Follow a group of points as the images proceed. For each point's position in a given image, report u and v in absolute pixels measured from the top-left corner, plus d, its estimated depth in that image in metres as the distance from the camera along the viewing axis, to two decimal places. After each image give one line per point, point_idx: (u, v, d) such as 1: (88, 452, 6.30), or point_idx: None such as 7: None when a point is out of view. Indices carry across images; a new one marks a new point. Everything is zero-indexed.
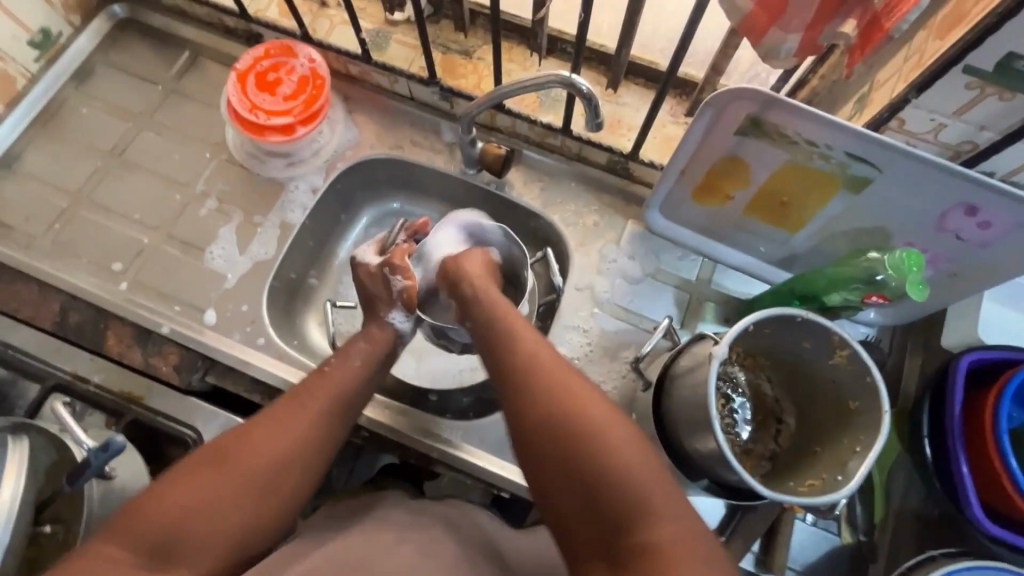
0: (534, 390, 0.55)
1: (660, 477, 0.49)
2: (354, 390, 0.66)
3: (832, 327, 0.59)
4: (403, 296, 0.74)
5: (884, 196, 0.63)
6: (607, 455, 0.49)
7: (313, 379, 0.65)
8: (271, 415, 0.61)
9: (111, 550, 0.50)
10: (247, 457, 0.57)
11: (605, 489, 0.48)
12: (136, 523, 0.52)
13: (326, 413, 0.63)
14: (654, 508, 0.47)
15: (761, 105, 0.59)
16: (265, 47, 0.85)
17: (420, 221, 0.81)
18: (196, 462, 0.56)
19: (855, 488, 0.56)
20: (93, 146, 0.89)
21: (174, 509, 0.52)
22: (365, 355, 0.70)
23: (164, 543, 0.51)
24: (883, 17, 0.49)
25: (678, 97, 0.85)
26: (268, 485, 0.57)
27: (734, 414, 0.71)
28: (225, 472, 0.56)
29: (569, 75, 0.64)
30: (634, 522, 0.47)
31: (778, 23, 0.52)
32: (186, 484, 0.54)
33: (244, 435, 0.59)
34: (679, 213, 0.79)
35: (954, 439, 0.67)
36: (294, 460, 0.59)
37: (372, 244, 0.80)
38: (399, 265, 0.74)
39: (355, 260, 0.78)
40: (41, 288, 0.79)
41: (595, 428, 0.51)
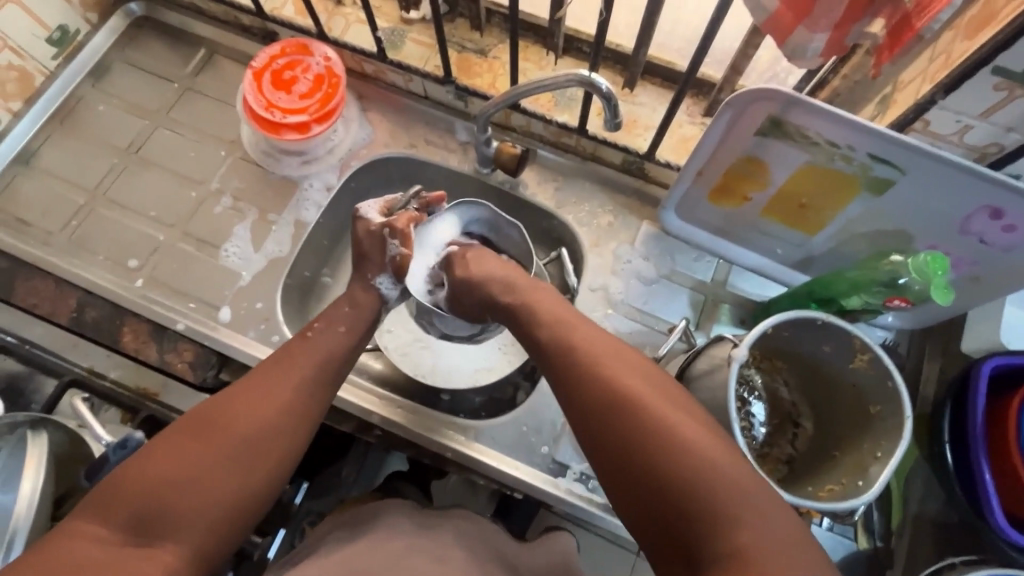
0: (588, 384, 0.53)
1: (740, 468, 0.47)
2: (337, 358, 0.66)
3: (854, 331, 0.58)
4: (394, 264, 0.73)
5: (905, 198, 0.62)
6: (672, 441, 0.47)
7: (297, 348, 0.64)
8: (252, 383, 0.59)
9: (91, 528, 0.48)
10: (230, 427, 0.55)
11: (673, 481, 0.46)
12: (115, 498, 0.50)
13: (312, 380, 0.62)
14: (736, 500, 0.45)
15: (783, 106, 0.59)
16: (281, 45, 0.86)
17: (436, 195, 0.77)
18: (174, 432, 0.54)
19: (877, 494, 0.55)
20: (110, 142, 0.90)
21: (155, 483, 0.51)
22: (350, 322, 0.70)
23: (144, 517, 0.50)
24: (914, 17, 0.49)
25: (696, 98, 0.84)
26: (251, 454, 0.55)
27: (751, 417, 0.70)
28: (206, 442, 0.54)
29: (589, 74, 0.64)
30: (716, 520, 0.44)
31: (805, 23, 0.51)
32: (165, 455, 0.52)
33: (225, 404, 0.57)
34: (695, 213, 0.78)
35: (976, 445, 0.66)
36: (277, 428, 0.57)
37: (379, 202, 0.78)
38: (400, 230, 0.73)
39: (359, 213, 0.76)
40: (58, 284, 0.80)
41: (657, 416, 0.49)
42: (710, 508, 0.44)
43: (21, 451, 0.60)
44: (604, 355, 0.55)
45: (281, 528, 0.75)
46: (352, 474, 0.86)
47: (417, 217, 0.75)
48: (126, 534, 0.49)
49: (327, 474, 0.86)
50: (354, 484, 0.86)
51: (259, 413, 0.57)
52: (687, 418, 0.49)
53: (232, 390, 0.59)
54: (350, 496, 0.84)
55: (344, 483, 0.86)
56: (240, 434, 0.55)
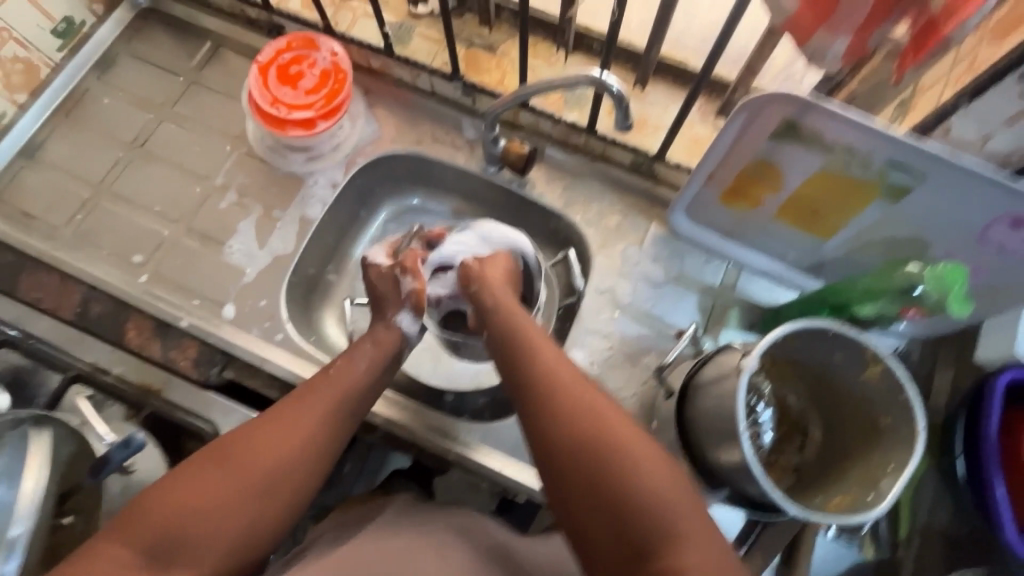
0: (558, 419, 0.54)
1: (694, 509, 0.48)
2: (361, 390, 0.64)
3: (866, 341, 0.57)
4: (411, 298, 0.73)
5: (923, 205, 0.61)
6: (631, 479, 0.49)
7: (320, 379, 0.64)
8: (275, 414, 0.59)
9: (112, 549, 0.49)
10: (249, 459, 0.55)
11: (634, 519, 0.47)
12: (140, 522, 0.51)
13: (332, 412, 0.61)
14: (687, 540, 0.46)
15: (799, 109, 0.57)
16: (287, 39, 0.84)
17: (436, 231, 0.79)
18: (195, 459, 0.55)
19: (887, 509, 0.54)
20: (115, 136, 0.89)
21: (174, 511, 0.51)
22: (370, 359, 0.67)
23: (162, 543, 0.50)
24: (941, 22, 0.47)
25: (708, 97, 0.83)
26: (267, 489, 0.55)
27: (759, 423, 0.69)
28: (226, 473, 0.54)
29: (600, 74, 0.62)
30: (662, 552, 0.46)
31: (826, 24, 0.50)
32: (185, 484, 0.53)
33: (248, 436, 0.57)
34: (705, 215, 0.77)
35: (990, 457, 0.65)
36: (295, 462, 0.57)
37: (384, 247, 0.78)
38: (410, 266, 0.74)
39: (366, 260, 0.77)
40: (62, 278, 0.79)
41: (625, 454, 0.50)
42: (661, 549, 0.46)
43: (23, 448, 0.59)
44: (574, 382, 0.56)
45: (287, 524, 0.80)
46: (354, 471, 0.86)
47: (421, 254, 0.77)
48: (143, 559, 0.49)
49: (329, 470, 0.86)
50: (355, 482, 0.86)
51: (278, 443, 0.57)
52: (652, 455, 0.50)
53: (255, 423, 0.58)
54: (353, 494, 0.85)
55: (347, 481, 0.85)
56: (258, 462, 0.55)
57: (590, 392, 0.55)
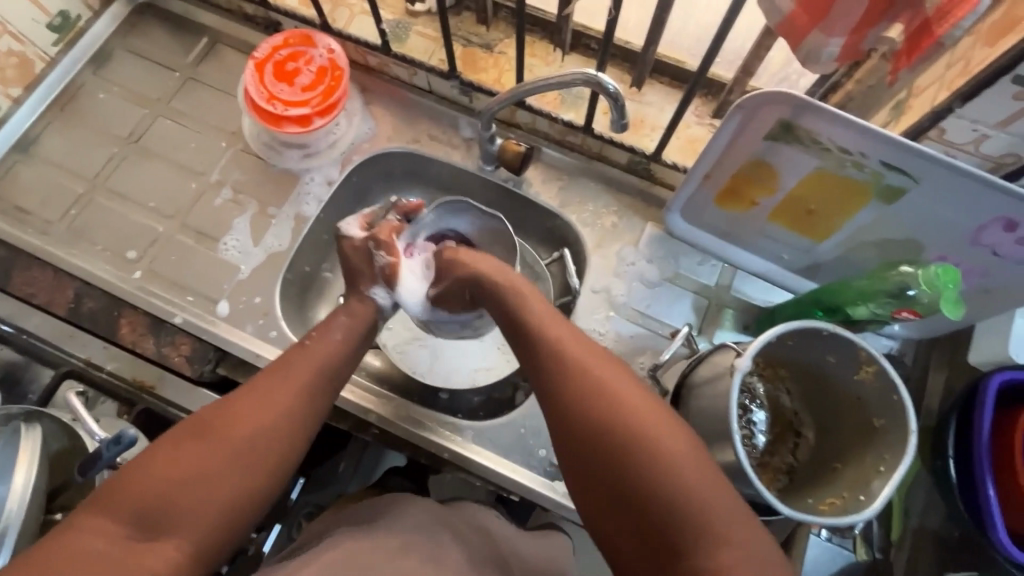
0: (577, 406, 0.54)
1: (713, 484, 0.48)
2: (337, 360, 0.65)
3: (859, 342, 0.57)
4: (384, 273, 0.74)
5: (917, 207, 0.61)
6: (663, 468, 0.48)
7: (295, 352, 0.64)
8: (254, 386, 0.59)
9: (98, 524, 0.48)
10: (231, 427, 0.55)
11: (657, 499, 0.48)
12: (121, 493, 0.50)
13: (313, 383, 0.62)
14: (716, 517, 0.47)
15: (794, 110, 0.57)
16: (284, 36, 0.84)
17: (413, 203, 0.78)
18: (178, 432, 0.54)
19: (878, 509, 0.54)
20: (110, 132, 0.89)
21: (157, 479, 0.51)
22: (346, 331, 0.68)
23: (152, 517, 0.49)
24: (935, 23, 0.47)
25: (705, 98, 0.83)
26: (251, 455, 0.55)
27: (752, 424, 0.70)
28: (209, 440, 0.54)
29: (595, 73, 0.62)
30: (697, 543, 0.46)
31: (820, 26, 0.50)
32: (167, 454, 0.52)
33: (228, 405, 0.57)
34: (701, 216, 0.77)
35: (980, 457, 0.65)
36: (279, 429, 0.57)
37: (358, 218, 0.78)
38: (384, 241, 0.75)
39: (339, 232, 0.76)
40: (55, 274, 0.79)
41: (643, 436, 0.50)
42: (689, 530, 0.47)
43: (13, 443, 0.59)
44: (602, 370, 0.55)
45: (277, 523, 0.76)
46: (349, 469, 0.86)
47: (397, 226, 0.77)
48: (131, 530, 0.49)
49: (325, 468, 0.86)
50: (351, 479, 0.87)
51: (263, 414, 0.57)
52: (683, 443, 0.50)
53: (234, 394, 0.58)
54: (348, 492, 0.85)
55: (342, 479, 0.86)
56: (245, 433, 0.55)
57: (617, 381, 0.54)
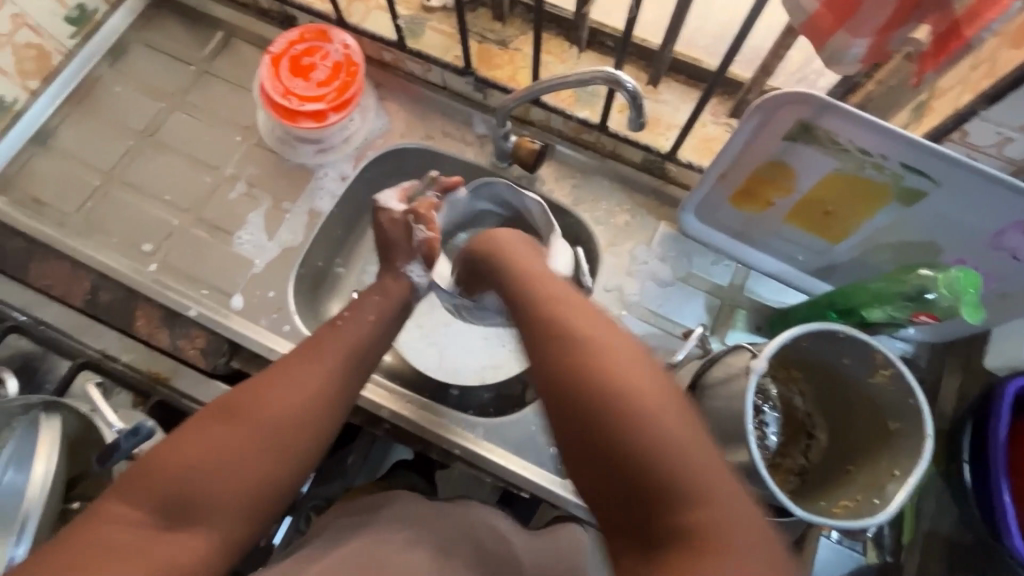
0: (561, 351, 0.50)
1: (701, 445, 0.45)
2: (364, 347, 0.65)
3: (876, 345, 0.57)
4: (423, 249, 0.74)
5: (936, 209, 0.60)
6: (648, 438, 0.44)
7: (325, 334, 0.64)
8: (282, 370, 0.60)
9: (122, 511, 0.49)
10: (253, 413, 0.56)
11: (636, 452, 0.44)
12: (150, 480, 0.51)
13: (341, 368, 0.62)
14: (710, 483, 0.43)
15: (815, 111, 0.57)
16: (299, 31, 0.84)
17: (452, 179, 0.77)
18: (205, 416, 0.55)
19: (894, 514, 0.54)
20: (126, 125, 0.89)
21: (181, 465, 0.51)
22: (379, 309, 0.69)
23: (177, 503, 0.50)
24: (964, 25, 0.48)
25: (722, 97, 0.82)
26: (272, 442, 0.55)
27: (765, 426, 0.69)
28: (231, 426, 0.54)
29: (614, 71, 0.62)
30: (676, 517, 0.42)
31: (846, 26, 0.50)
32: (191, 439, 0.53)
33: (252, 389, 0.57)
34: (715, 215, 0.77)
35: (996, 463, 0.65)
36: (300, 415, 0.57)
37: (397, 191, 0.78)
38: (423, 215, 0.74)
39: (377, 204, 0.76)
40: (73, 267, 0.80)
41: (630, 390, 0.46)
42: (667, 487, 0.43)
43: (35, 432, 0.61)
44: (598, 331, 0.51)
45: (287, 516, 0.78)
46: (358, 462, 0.86)
47: (436, 203, 0.76)
48: (157, 516, 0.50)
49: (334, 459, 0.86)
50: (359, 472, 0.86)
51: (286, 398, 0.57)
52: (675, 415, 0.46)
53: (258, 378, 0.59)
54: (357, 484, 0.84)
55: (350, 474, 0.85)
56: (267, 418, 0.56)
57: (611, 343, 0.50)
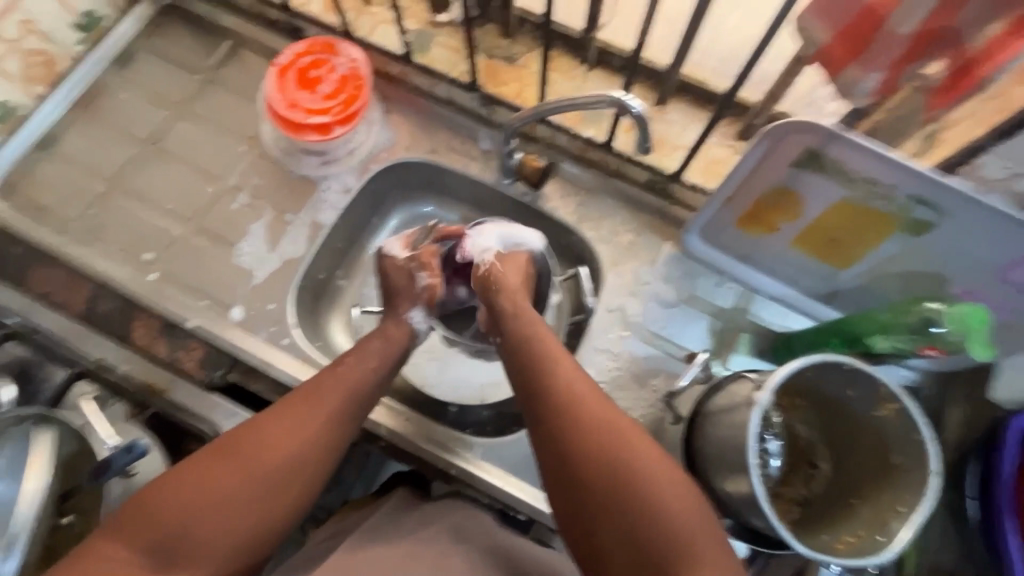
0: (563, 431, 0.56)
1: (701, 538, 0.50)
2: (366, 387, 0.64)
3: (882, 378, 0.56)
4: (424, 295, 0.74)
5: (944, 242, 0.60)
6: (644, 507, 0.51)
7: (327, 374, 0.63)
8: (283, 414, 0.59)
9: (117, 549, 0.50)
10: (253, 457, 0.56)
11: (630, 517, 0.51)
12: (143, 521, 0.52)
13: (341, 414, 0.61)
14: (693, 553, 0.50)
15: (823, 140, 0.56)
16: (307, 43, 0.84)
17: (452, 227, 0.77)
18: (206, 457, 0.55)
19: (897, 554, 0.53)
20: (130, 133, 0.89)
21: (179, 508, 0.52)
22: (381, 355, 0.67)
23: (170, 546, 0.51)
24: (976, 64, 0.48)
25: (729, 119, 0.82)
26: (271, 488, 0.55)
27: (767, 454, 0.67)
28: (232, 468, 0.55)
29: (622, 95, 0.61)
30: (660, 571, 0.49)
31: (859, 59, 0.53)
32: (191, 480, 0.54)
33: (253, 429, 0.57)
34: (720, 238, 0.76)
35: (1002, 499, 0.65)
36: (301, 461, 0.57)
37: (400, 238, 0.78)
38: (427, 263, 0.74)
39: (382, 251, 0.77)
40: (71, 274, 0.79)
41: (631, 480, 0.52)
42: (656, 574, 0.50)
43: (27, 445, 0.61)
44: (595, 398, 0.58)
45: None
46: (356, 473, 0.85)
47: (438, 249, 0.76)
48: (150, 559, 0.51)
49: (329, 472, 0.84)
50: (356, 483, 0.86)
51: (286, 445, 0.57)
52: (671, 485, 0.52)
53: (261, 418, 0.59)
54: (353, 497, 0.84)
55: (347, 484, 0.85)
56: (268, 464, 0.56)
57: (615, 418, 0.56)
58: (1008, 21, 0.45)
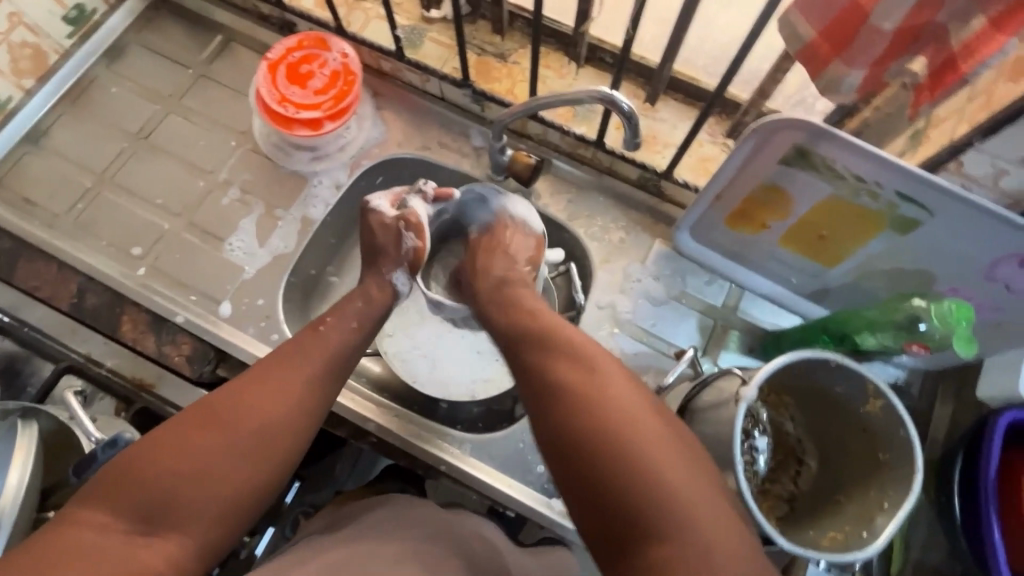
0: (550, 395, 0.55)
1: (703, 488, 0.48)
2: (346, 351, 0.65)
3: (868, 375, 0.56)
4: (410, 256, 0.74)
5: (930, 239, 0.60)
6: (643, 458, 0.48)
7: (306, 339, 0.64)
8: (262, 376, 0.59)
9: (93, 516, 0.49)
10: (233, 419, 0.56)
11: (630, 470, 0.48)
12: (119, 486, 0.51)
13: (320, 377, 0.62)
14: (696, 503, 0.47)
15: (811, 136, 0.56)
16: (298, 38, 0.84)
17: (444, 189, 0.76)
18: (182, 420, 0.55)
19: (881, 548, 0.53)
20: (120, 127, 0.88)
21: (156, 471, 0.51)
22: (361, 316, 0.69)
23: (148, 510, 0.50)
24: (961, 59, 0.48)
25: (720, 117, 0.82)
26: (249, 449, 0.55)
27: (755, 450, 0.66)
28: (210, 430, 0.54)
29: (610, 91, 0.61)
30: (666, 525, 0.46)
31: (842, 56, 0.52)
32: (166, 442, 0.53)
33: (232, 392, 0.57)
34: (710, 235, 0.76)
35: (987, 498, 0.64)
36: (280, 422, 0.57)
37: (389, 195, 0.77)
38: (414, 223, 0.74)
39: (369, 205, 0.76)
40: (60, 268, 0.79)
41: (628, 427, 0.50)
42: (671, 519, 0.46)
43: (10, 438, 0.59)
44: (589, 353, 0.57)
45: (270, 526, 0.76)
46: (347, 469, 0.85)
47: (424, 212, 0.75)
48: (128, 524, 0.50)
49: (320, 469, 0.83)
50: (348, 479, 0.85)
51: (265, 406, 0.57)
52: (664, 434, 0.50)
53: (239, 382, 0.59)
54: (346, 490, 0.84)
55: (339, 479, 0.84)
56: (248, 425, 0.56)
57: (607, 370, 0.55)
58: (988, 16, 0.46)
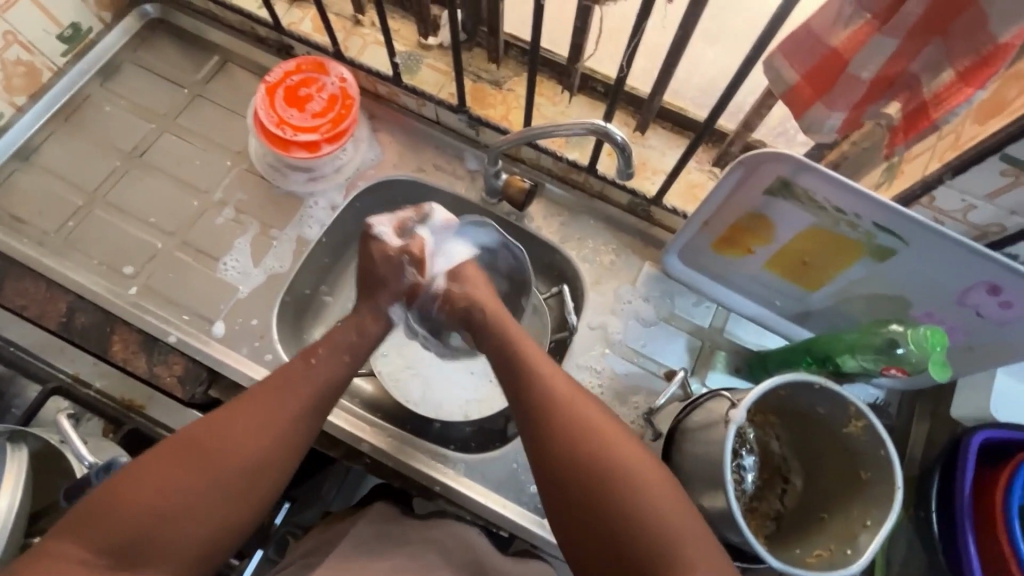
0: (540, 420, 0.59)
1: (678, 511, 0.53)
2: (337, 384, 0.66)
3: (851, 397, 0.58)
4: (408, 290, 0.76)
5: (905, 267, 0.63)
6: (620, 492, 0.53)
7: (296, 370, 0.64)
8: (250, 410, 0.60)
9: (76, 551, 0.51)
10: (221, 453, 0.57)
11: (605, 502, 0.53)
12: (103, 522, 0.52)
13: (310, 410, 0.63)
14: (666, 531, 0.51)
15: (794, 169, 0.59)
16: (297, 62, 0.85)
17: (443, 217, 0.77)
18: (170, 455, 0.55)
19: (866, 565, 0.55)
20: (113, 145, 0.88)
21: (144, 509, 0.53)
22: (351, 348, 0.69)
23: (132, 547, 0.52)
24: (932, 107, 0.51)
25: (707, 146, 0.86)
26: (237, 486, 0.56)
27: (743, 469, 0.69)
28: (198, 466, 0.55)
29: (604, 124, 0.64)
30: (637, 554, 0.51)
31: (823, 100, 0.56)
32: (154, 479, 0.54)
33: (219, 422, 0.58)
34: (697, 259, 0.79)
35: (963, 512, 0.68)
36: (267, 457, 0.58)
37: (393, 220, 0.76)
38: (417, 257, 0.75)
39: (370, 228, 0.75)
40: (49, 287, 0.78)
41: (604, 459, 0.55)
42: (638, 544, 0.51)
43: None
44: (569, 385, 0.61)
45: (259, 549, 0.71)
46: (334, 489, 0.86)
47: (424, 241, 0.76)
48: (110, 560, 0.51)
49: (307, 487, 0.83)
50: (336, 497, 0.86)
51: (253, 442, 0.58)
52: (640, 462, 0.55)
53: (227, 414, 0.59)
54: (333, 509, 0.85)
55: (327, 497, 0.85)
56: (234, 461, 0.57)
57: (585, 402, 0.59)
58: (956, 69, 0.49)
